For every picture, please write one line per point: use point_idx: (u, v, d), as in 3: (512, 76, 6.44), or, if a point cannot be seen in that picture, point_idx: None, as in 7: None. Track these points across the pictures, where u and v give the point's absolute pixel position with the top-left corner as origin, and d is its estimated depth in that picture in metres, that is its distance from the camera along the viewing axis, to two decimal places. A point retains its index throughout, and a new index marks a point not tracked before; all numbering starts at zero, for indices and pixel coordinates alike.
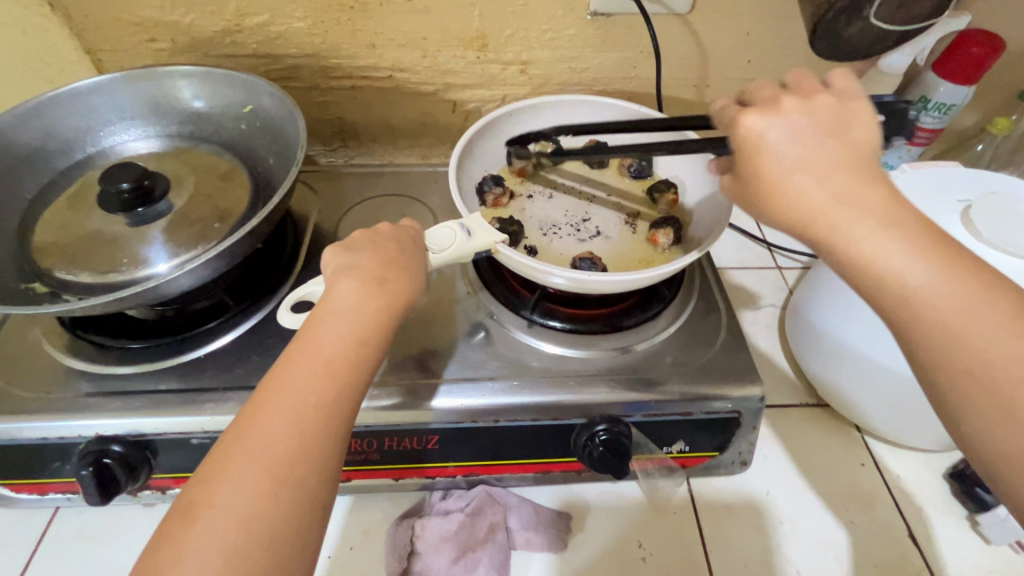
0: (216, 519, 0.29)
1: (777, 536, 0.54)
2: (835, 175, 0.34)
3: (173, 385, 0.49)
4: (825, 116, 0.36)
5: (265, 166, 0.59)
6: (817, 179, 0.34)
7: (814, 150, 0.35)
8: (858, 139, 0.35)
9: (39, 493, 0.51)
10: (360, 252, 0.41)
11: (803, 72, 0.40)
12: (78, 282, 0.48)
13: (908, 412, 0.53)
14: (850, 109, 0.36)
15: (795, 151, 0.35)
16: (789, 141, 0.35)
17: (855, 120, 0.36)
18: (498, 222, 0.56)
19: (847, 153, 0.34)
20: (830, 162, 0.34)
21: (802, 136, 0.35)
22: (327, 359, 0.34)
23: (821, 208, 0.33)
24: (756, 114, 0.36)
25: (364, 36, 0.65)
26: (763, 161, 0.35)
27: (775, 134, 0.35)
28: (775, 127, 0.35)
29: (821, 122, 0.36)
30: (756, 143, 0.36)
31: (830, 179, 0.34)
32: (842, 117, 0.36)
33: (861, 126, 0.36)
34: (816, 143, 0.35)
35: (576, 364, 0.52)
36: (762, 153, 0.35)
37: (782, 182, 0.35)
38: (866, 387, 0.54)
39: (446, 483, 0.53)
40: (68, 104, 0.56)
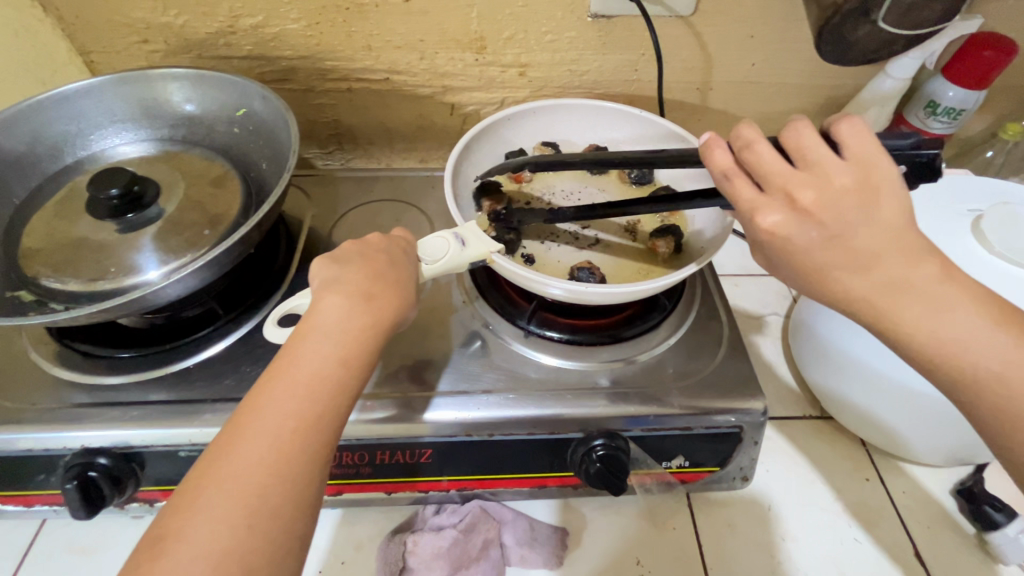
0: (185, 552, 0.28)
1: (779, 553, 0.52)
2: (880, 265, 0.33)
3: (161, 395, 0.48)
4: (850, 200, 0.33)
5: (258, 170, 0.58)
6: (861, 273, 0.33)
7: (847, 241, 0.33)
8: (889, 221, 0.33)
9: (24, 505, 0.50)
10: (348, 265, 0.40)
11: (807, 125, 0.36)
12: (64, 290, 0.47)
13: (950, 428, 0.49)
14: (873, 182, 0.34)
15: (826, 247, 0.33)
16: (818, 243, 0.33)
17: (881, 194, 0.33)
18: (495, 229, 0.55)
19: (890, 232, 0.33)
20: (873, 251, 0.33)
21: (832, 230, 0.33)
22: (308, 382, 0.33)
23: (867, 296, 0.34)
24: (775, 213, 0.34)
25: (360, 38, 0.64)
26: (800, 260, 0.34)
27: (802, 238, 0.33)
28: (802, 227, 0.33)
29: (844, 210, 0.33)
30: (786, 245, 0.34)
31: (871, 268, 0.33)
32: (866, 193, 0.33)
33: (887, 198, 0.33)
34: (852, 233, 0.33)
35: (574, 377, 0.51)
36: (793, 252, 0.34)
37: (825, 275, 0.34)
38: (877, 407, 0.53)
39: (440, 497, 0.52)
40: (57, 107, 0.55)
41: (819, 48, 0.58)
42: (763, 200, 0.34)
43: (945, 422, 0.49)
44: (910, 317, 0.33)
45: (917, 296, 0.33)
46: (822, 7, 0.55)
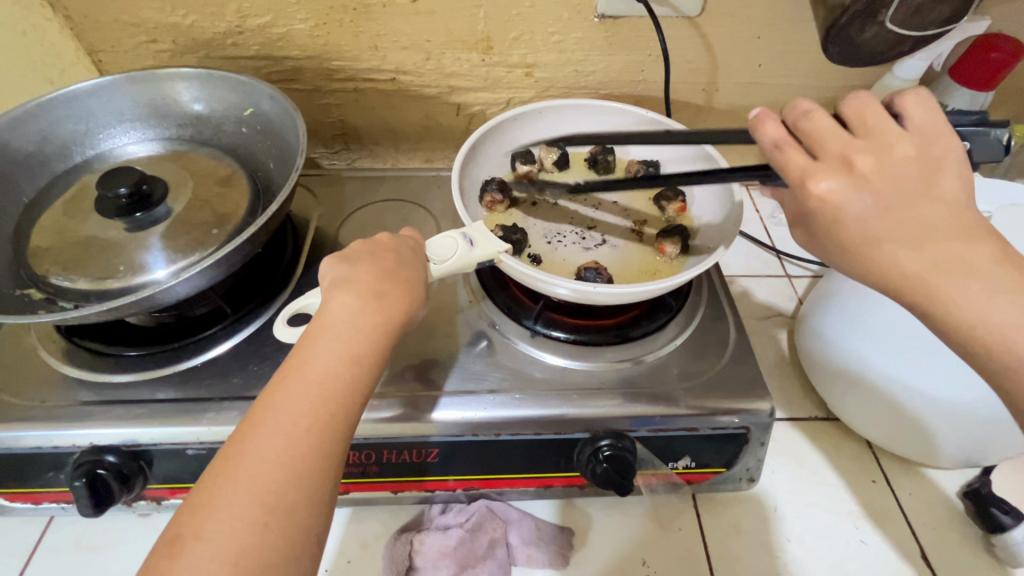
0: (203, 550, 0.28)
1: (785, 554, 0.52)
2: (937, 236, 0.32)
3: (169, 394, 0.48)
4: (911, 170, 0.33)
5: (265, 170, 0.58)
6: (916, 242, 0.32)
7: (902, 211, 0.33)
8: (949, 195, 0.33)
9: (33, 502, 0.50)
10: (358, 265, 0.40)
11: (866, 95, 0.36)
12: (74, 288, 0.48)
13: (962, 428, 0.49)
14: (936, 154, 0.34)
15: (885, 214, 0.33)
16: (873, 211, 0.33)
17: (944, 164, 0.34)
18: (501, 230, 0.55)
19: (946, 205, 0.33)
20: (930, 222, 0.32)
21: (887, 198, 0.33)
22: (320, 380, 0.34)
23: (918, 272, 0.32)
24: (832, 175, 0.33)
25: (367, 38, 0.64)
26: (856, 226, 0.33)
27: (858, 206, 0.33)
28: (858, 191, 0.33)
29: (902, 178, 0.33)
30: (840, 208, 0.33)
31: (926, 240, 0.32)
32: (930, 164, 0.34)
33: (951, 170, 0.34)
34: (908, 200, 0.33)
35: (580, 377, 0.51)
36: (848, 220, 0.33)
37: (876, 247, 0.33)
38: (889, 407, 0.52)
39: (446, 497, 0.52)
40: (66, 107, 0.56)
41: (827, 50, 0.58)
42: (817, 166, 0.34)
43: (963, 421, 0.48)
44: (963, 299, 0.31)
45: (973, 277, 0.32)
46: (829, 8, 0.54)
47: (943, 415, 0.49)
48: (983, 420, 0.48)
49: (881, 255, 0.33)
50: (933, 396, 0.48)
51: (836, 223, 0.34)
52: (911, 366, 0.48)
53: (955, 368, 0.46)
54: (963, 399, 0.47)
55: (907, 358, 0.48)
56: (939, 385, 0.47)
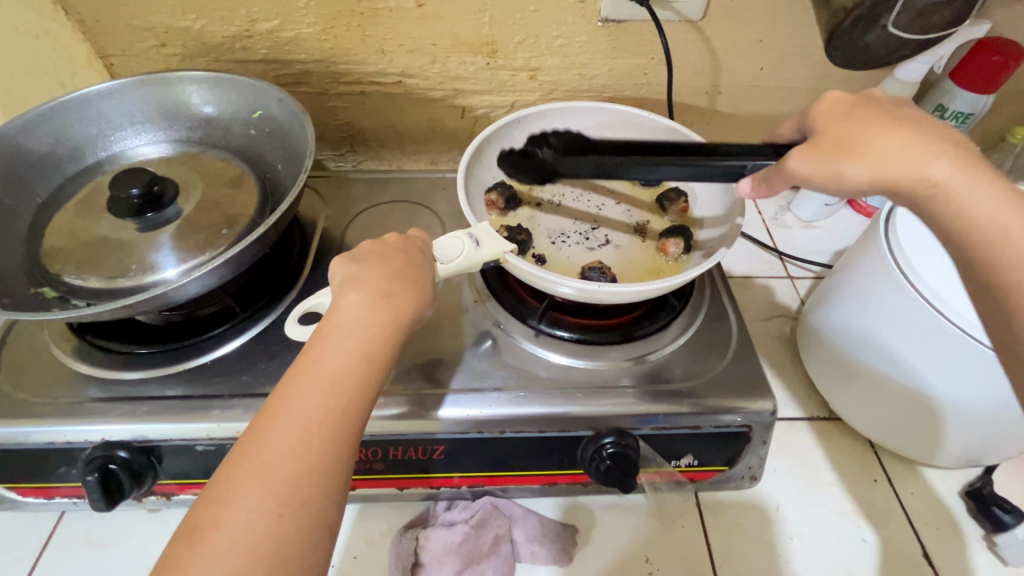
0: (220, 541, 0.28)
1: (786, 552, 0.53)
2: (935, 131, 0.38)
3: (179, 391, 0.49)
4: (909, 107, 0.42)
5: (274, 171, 0.59)
6: (917, 132, 0.38)
7: (898, 118, 0.40)
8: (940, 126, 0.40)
9: (44, 498, 0.51)
10: (368, 264, 0.41)
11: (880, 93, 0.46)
12: (86, 287, 0.49)
13: (968, 425, 0.49)
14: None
15: (887, 115, 0.40)
16: (867, 112, 0.40)
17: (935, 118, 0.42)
18: (506, 230, 0.56)
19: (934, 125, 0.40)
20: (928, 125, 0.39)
21: (884, 111, 0.41)
22: (333, 376, 0.34)
23: (922, 151, 0.36)
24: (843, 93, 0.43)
25: (374, 42, 0.65)
26: (863, 119, 0.40)
27: (854, 111, 0.41)
28: (858, 102, 0.42)
29: (900, 109, 0.41)
30: (846, 109, 0.41)
31: (927, 133, 0.38)
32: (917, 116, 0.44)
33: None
34: (903, 115, 0.40)
35: (584, 375, 0.51)
36: (855, 115, 0.40)
37: (881, 132, 0.38)
38: (904, 405, 0.51)
39: (451, 494, 0.53)
40: (80, 109, 0.57)
41: (829, 54, 0.59)
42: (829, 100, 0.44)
43: (979, 422, 0.48)
44: (964, 178, 0.35)
45: (961, 172, 0.36)
46: (833, 12, 0.55)
47: (949, 412, 0.49)
48: (989, 418, 0.48)
49: (886, 139, 0.38)
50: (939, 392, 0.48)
51: (844, 119, 0.40)
52: (916, 361, 0.48)
53: (959, 364, 0.46)
54: (969, 395, 0.47)
55: (913, 354, 0.48)
56: (959, 387, 0.47)
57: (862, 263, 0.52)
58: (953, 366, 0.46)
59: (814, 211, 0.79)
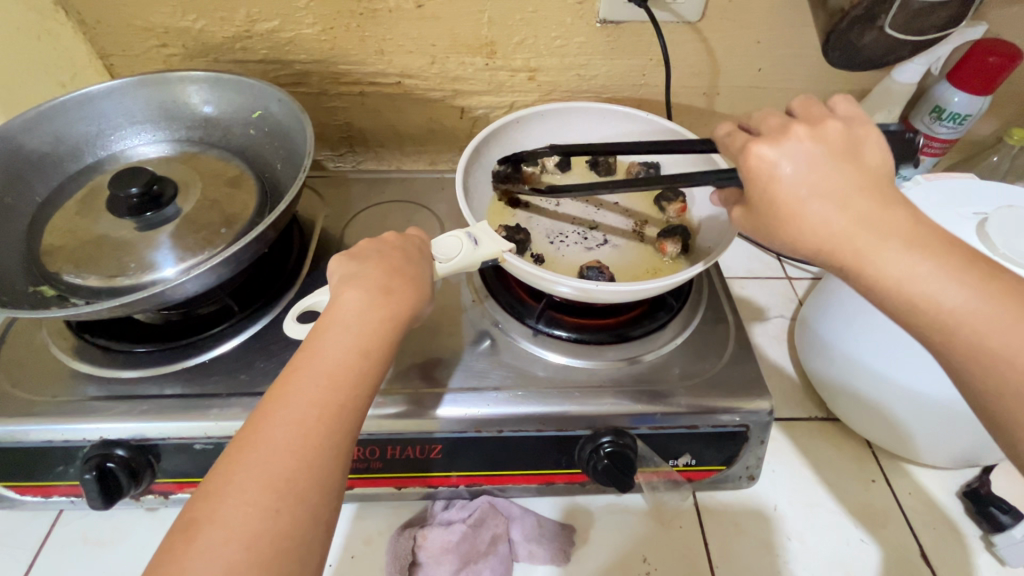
0: (217, 535, 0.29)
1: (782, 551, 0.53)
2: (864, 198, 0.35)
3: (177, 390, 0.49)
4: (837, 141, 0.37)
5: (273, 171, 0.59)
6: (849, 200, 0.35)
7: (827, 178, 0.36)
8: (869, 165, 0.36)
9: (43, 496, 0.51)
10: (366, 261, 0.41)
11: (809, 100, 0.42)
12: (85, 286, 0.49)
13: (943, 426, 0.50)
14: (858, 136, 0.38)
15: (813, 175, 0.36)
16: (797, 173, 0.36)
17: (867, 142, 0.38)
18: (505, 230, 0.56)
19: (862, 176, 0.36)
20: (847, 187, 0.35)
21: (809, 166, 0.36)
22: (331, 372, 0.34)
23: (848, 230, 0.34)
24: (766, 145, 0.37)
25: (374, 42, 0.66)
26: (793, 189, 0.36)
27: (786, 167, 0.36)
28: (779, 160, 0.37)
29: (831, 149, 0.37)
30: (767, 173, 0.37)
31: (845, 209, 0.35)
32: (853, 142, 0.38)
33: (872, 147, 0.38)
34: (830, 168, 0.36)
35: (581, 375, 0.52)
36: (780, 182, 0.36)
37: (797, 214, 0.36)
38: (898, 403, 0.52)
39: (449, 493, 0.53)
40: (79, 108, 0.57)
41: (827, 55, 0.59)
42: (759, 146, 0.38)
43: (970, 420, 0.49)
44: (881, 254, 0.34)
45: (886, 250, 0.34)
46: (829, 15, 0.56)
47: (939, 408, 0.49)
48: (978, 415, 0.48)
49: (802, 224, 0.35)
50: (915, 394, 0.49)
51: (763, 193, 0.37)
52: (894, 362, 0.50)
53: None
54: (942, 398, 0.48)
55: (900, 350, 0.49)
56: (951, 386, 0.47)
57: None
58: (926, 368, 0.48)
59: None
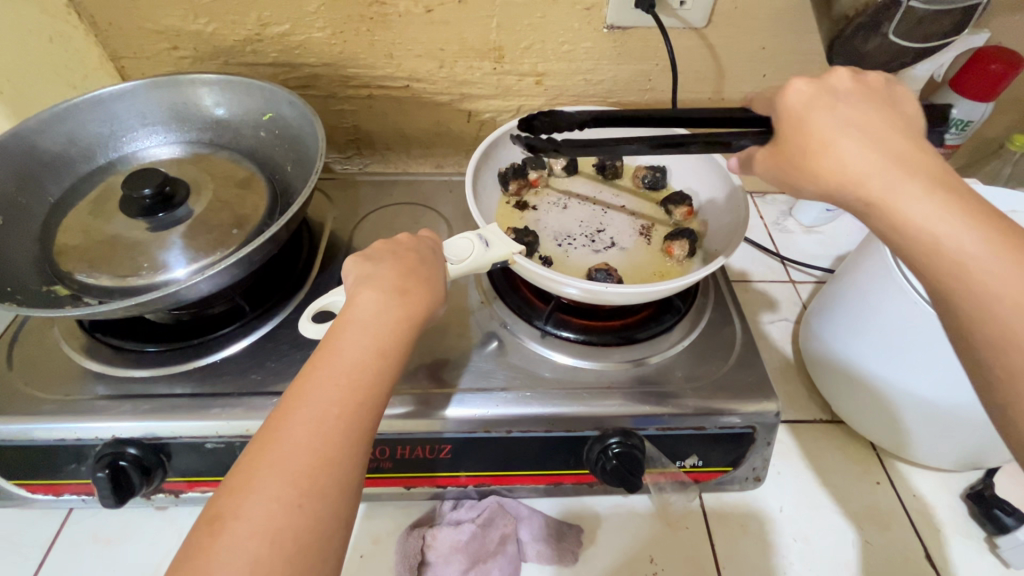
0: (241, 530, 0.29)
1: (788, 551, 0.53)
2: (896, 135, 0.36)
3: (188, 389, 0.50)
4: (875, 91, 0.40)
5: (283, 172, 0.60)
6: (879, 135, 0.36)
7: (863, 114, 0.37)
8: (907, 115, 0.39)
9: (53, 495, 0.51)
10: (382, 262, 0.42)
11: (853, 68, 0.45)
12: (98, 285, 0.49)
13: (952, 421, 0.50)
14: (897, 92, 0.41)
15: (846, 112, 0.38)
16: (831, 106, 0.38)
17: (904, 99, 0.40)
18: (513, 232, 0.57)
19: (899, 122, 0.38)
20: (882, 126, 0.37)
21: (843, 102, 0.38)
22: (348, 370, 0.35)
23: (875, 159, 0.35)
24: (807, 80, 0.40)
25: (383, 46, 0.66)
26: (826, 115, 0.38)
27: (821, 100, 0.39)
28: (817, 95, 0.39)
29: (868, 94, 0.39)
30: (804, 104, 0.39)
31: (878, 142, 0.36)
32: (891, 95, 0.40)
33: (909, 104, 0.40)
34: (864, 109, 0.38)
35: (589, 376, 0.52)
36: (814, 110, 0.38)
37: (830, 145, 0.37)
38: (901, 406, 0.52)
39: (457, 493, 0.53)
40: (92, 110, 0.58)
41: (832, 62, 0.60)
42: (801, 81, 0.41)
43: (972, 423, 0.49)
44: (905, 188, 0.34)
45: (911, 185, 0.34)
46: (834, 22, 0.57)
47: (941, 412, 0.50)
48: (979, 419, 0.49)
49: (832, 151, 0.36)
50: (922, 388, 0.49)
51: (798, 124, 0.39)
52: (899, 356, 0.50)
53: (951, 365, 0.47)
54: (951, 390, 0.48)
55: (905, 354, 0.49)
56: (955, 390, 0.48)
57: (854, 267, 0.54)
58: (932, 358, 0.48)
59: (815, 216, 0.80)
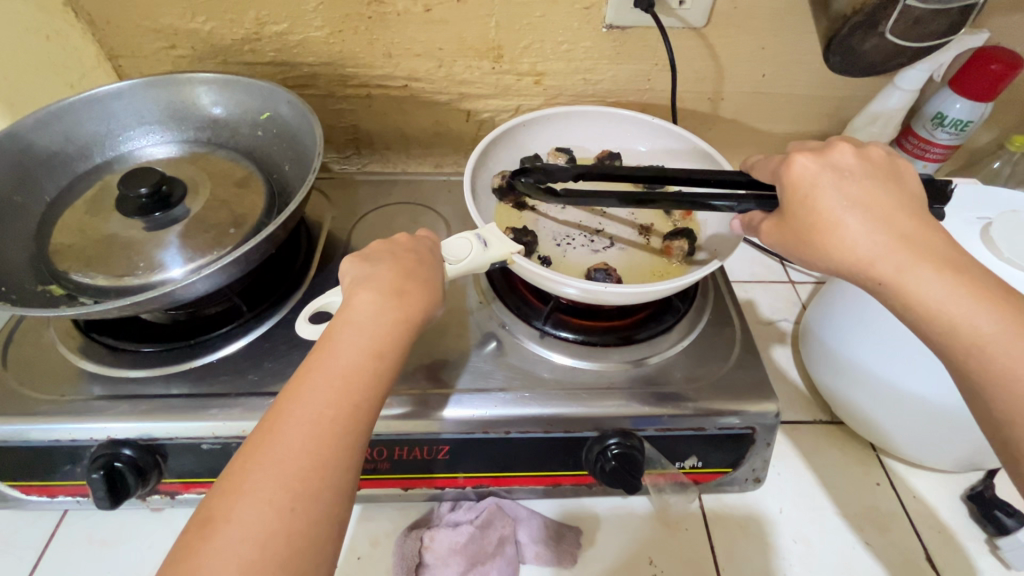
0: (233, 533, 0.29)
1: (787, 552, 0.53)
2: (899, 215, 0.38)
3: (184, 389, 0.49)
4: (875, 164, 0.42)
5: (281, 172, 0.60)
6: (884, 216, 0.38)
7: (867, 194, 0.39)
8: (907, 188, 0.41)
9: (48, 496, 0.51)
10: (380, 263, 0.41)
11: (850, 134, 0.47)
12: (94, 285, 0.49)
13: (931, 411, 0.50)
14: (897, 164, 0.42)
15: (851, 191, 0.39)
16: (835, 183, 0.40)
17: (903, 171, 0.42)
18: (513, 232, 0.57)
19: (900, 198, 0.40)
20: (887, 205, 0.39)
21: (845, 179, 0.40)
22: (344, 372, 0.34)
23: (883, 242, 0.37)
24: (809, 156, 0.42)
25: (381, 46, 0.66)
26: (833, 196, 0.39)
27: (825, 176, 0.40)
28: (823, 172, 0.41)
29: (868, 169, 0.41)
30: (811, 182, 0.41)
31: (884, 224, 0.38)
32: (892, 167, 0.42)
33: (908, 176, 0.42)
34: (868, 186, 0.40)
35: (587, 376, 0.52)
36: (818, 190, 0.40)
37: (838, 224, 0.38)
38: (902, 409, 0.52)
39: (455, 495, 0.53)
40: (89, 108, 0.57)
41: (828, 60, 0.59)
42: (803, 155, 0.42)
43: (972, 426, 0.49)
44: (915, 272, 0.36)
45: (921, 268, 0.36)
46: (831, 20, 0.56)
47: (941, 415, 0.50)
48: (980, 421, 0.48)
49: (845, 233, 0.38)
50: (908, 383, 0.50)
51: (805, 200, 0.40)
52: (890, 355, 0.50)
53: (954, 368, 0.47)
54: (948, 394, 0.48)
55: (907, 358, 0.49)
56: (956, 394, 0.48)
57: None
58: (911, 346, 0.49)
59: None
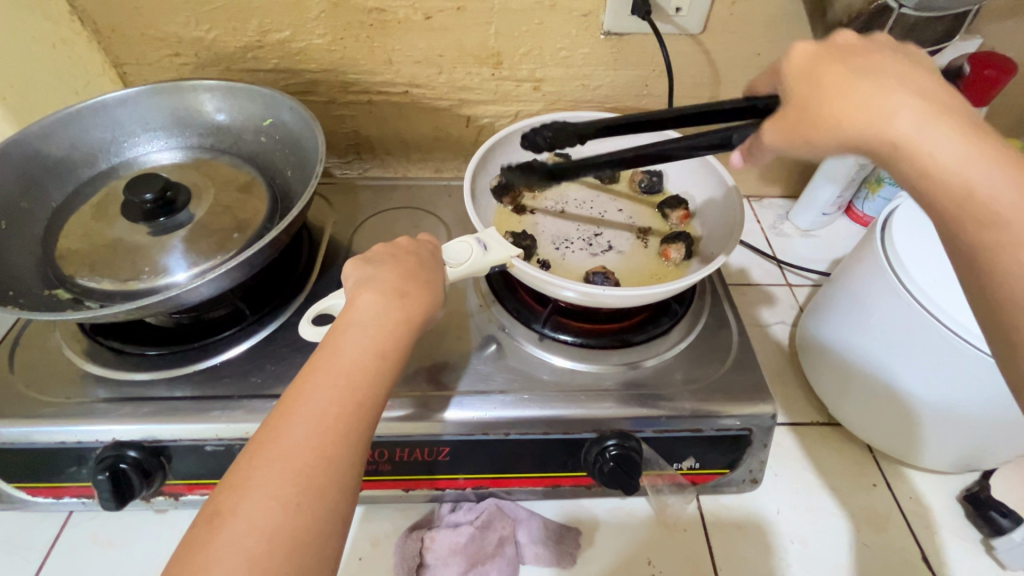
0: (239, 528, 0.29)
1: (784, 552, 0.53)
2: (914, 82, 0.34)
3: (188, 392, 0.50)
4: (888, 49, 0.38)
5: (283, 178, 0.60)
6: (897, 82, 0.34)
7: (876, 68, 0.36)
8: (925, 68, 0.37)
9: (54, 497, 0.51)
10: (382, 265, 0.42)
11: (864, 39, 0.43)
12: (100, 289, 0.50)
13: (929, 408, 0.50)
14: (914, 52, 0.39)
15: (857, 65, 0.36)
16: (840, 61, 0.37)
17: (922, 58, 0.38)
18: (512, 236, 0.57)
19: (916, 71, 0.36)
20: (899, 74, 0.35)
21: (852, 58, 0.37)
22: (348, 370, 0.35)
23: (892, 103, 0.33)
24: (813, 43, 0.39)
25: (382, 53, 0.67)
26: (837, 68, 0.36)
27: (829, 58, 0.37)
28: (827, 54, 0.38)
29: (881, 51, 0.38)
30: (814, 63, 0.38)
31: (896, 87, 0.34)
32: (909, 54, 0.38)
33: (925, 60, 0.38)
34: (877, 61, 0.36)
35: (585, 378, 0.52)
36: (822, 69, 0.37)
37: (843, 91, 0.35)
38: (900, 406, 0.52)
39: (455, 496, 0.54)
40: (94, 115, 0.58)
41: None
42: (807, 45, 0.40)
43: (969, 423, 0.49)
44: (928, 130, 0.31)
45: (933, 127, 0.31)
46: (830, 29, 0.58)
47: (939, 412, 0.50)
48: (977, 419, 0.49)
49: (853, 100, 0.34)
50: (905, 380, 0.50)
51: (807, 84, 0.37)
52: (887, 352, 0.51)
53: (948, 364, 0.47)
54: (944, 391, 0.48)
55: (903, 353, 0.49)
56: (953, 390, 0.48)
57: (848, 271, 0.55)
58: (907, 343, 0.49)
59: (811, 220, 0.81)
